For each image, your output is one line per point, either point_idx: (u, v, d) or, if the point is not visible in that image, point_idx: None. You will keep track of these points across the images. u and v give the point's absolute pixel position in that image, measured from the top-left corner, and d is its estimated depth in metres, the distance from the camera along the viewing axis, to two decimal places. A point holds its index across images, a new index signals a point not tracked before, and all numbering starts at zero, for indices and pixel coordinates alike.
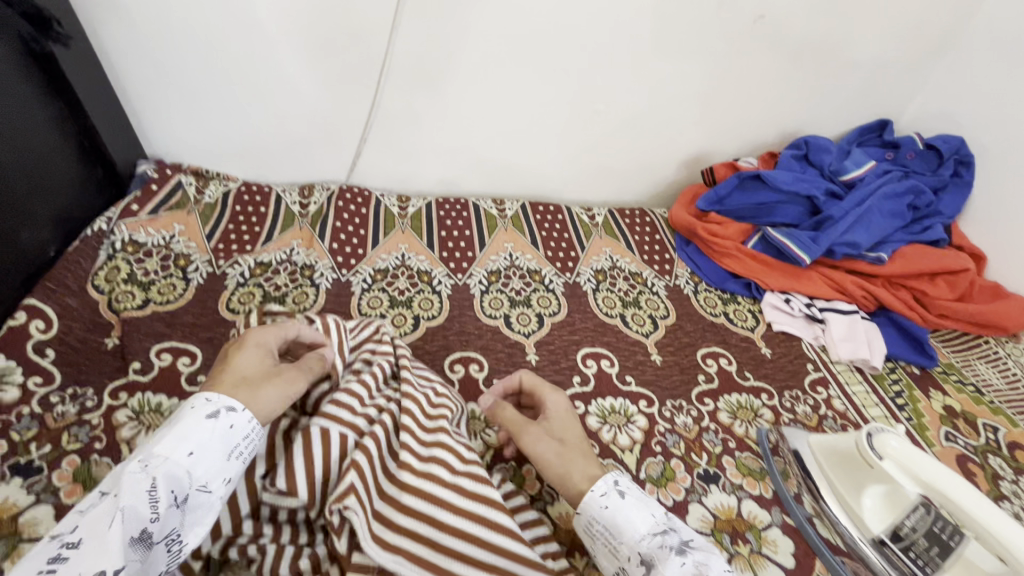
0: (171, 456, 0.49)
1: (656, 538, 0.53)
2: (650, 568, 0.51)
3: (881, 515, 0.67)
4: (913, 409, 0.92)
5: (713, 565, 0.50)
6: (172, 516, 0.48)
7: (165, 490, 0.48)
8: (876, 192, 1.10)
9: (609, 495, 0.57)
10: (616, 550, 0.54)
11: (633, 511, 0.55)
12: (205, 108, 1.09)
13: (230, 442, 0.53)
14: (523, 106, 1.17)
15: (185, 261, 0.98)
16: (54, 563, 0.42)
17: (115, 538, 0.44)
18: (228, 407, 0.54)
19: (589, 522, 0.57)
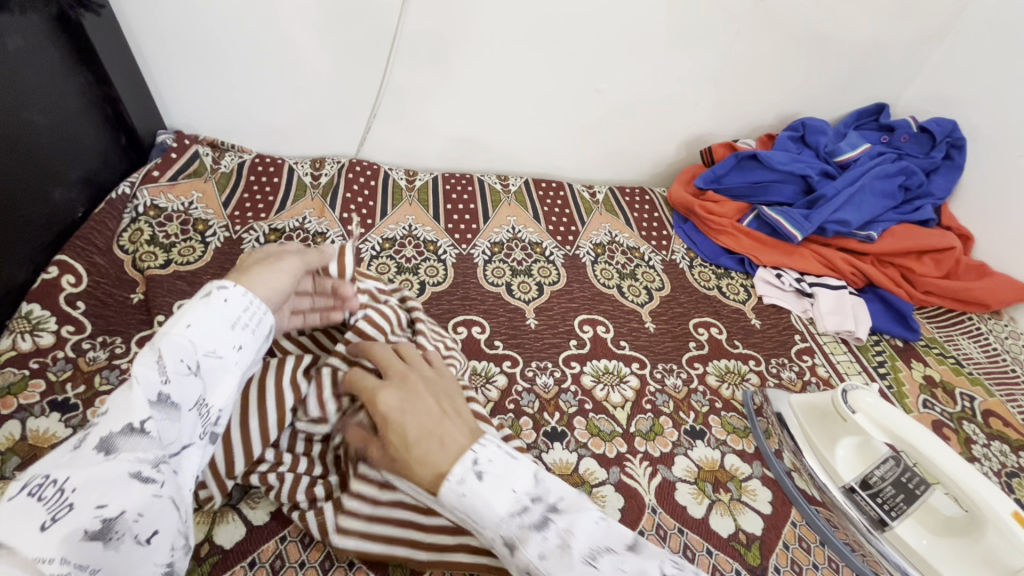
0: (171, 330, 0.48)
1: (518, 515, 0.45)
2: (514, 550, 0.45)
3: (853, 465, 0.74)
4: (894, 377, 0.96)
5: (578, 531, 0.45)
6: (188, 381, 0.47)
7: (173, 358, 0.46)
8: (868, 172, 1.14)
9: (465, 479, 0.46)
10: (481, 534, 0.47)
11: (492, 495, 0.46)
12: (222, 81, 1.13)
13: (229, 314, 0.51)
14: (529, 84, 1.21)
15: (203, 226, 1.03)
16: (88, 426, 0.42)
17: (135, 398, 0.43)
18: (218, 285, 0.52)
19: (448, 507, 0.48)
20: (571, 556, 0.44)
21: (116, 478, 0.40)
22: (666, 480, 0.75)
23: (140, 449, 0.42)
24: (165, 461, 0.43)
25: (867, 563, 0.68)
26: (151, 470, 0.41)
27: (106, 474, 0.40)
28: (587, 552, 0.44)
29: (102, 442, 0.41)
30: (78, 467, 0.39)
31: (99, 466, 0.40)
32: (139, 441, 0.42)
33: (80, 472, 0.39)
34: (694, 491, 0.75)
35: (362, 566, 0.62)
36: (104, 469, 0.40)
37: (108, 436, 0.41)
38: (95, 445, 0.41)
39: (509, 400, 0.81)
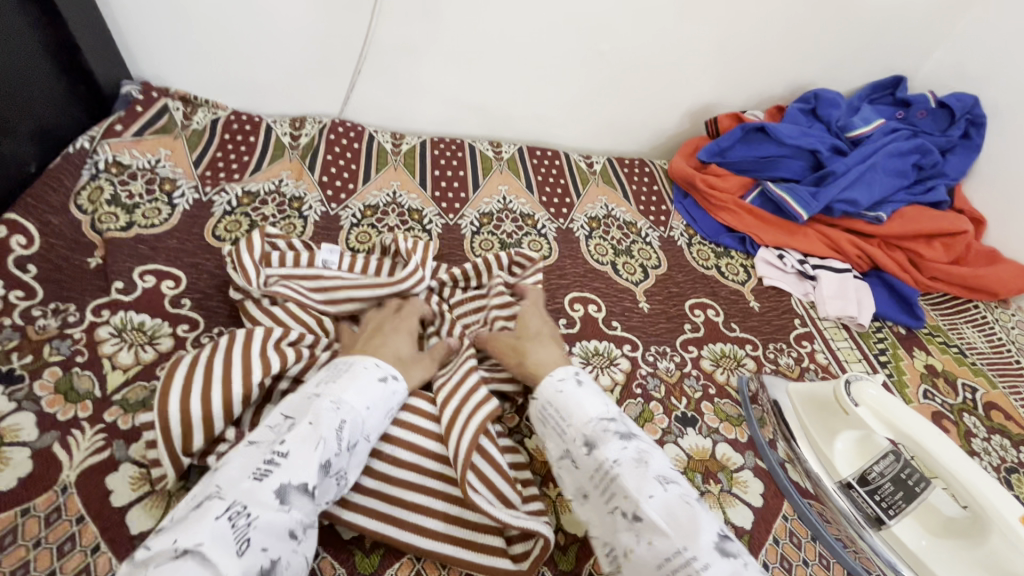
0: (356, 406, 0.58)
1: (603, 423, 0.60)
2: (593, 449, 0.58)
3: (851, 459, 0.70)
4: (895, 366, 0.92)
5: (654, 454, 0.58)
6: (345, 456, 0.56)
7: (347, 431, 0.56)
8: (881, 150, 1.07)
9: (565, 381, 0.65)
10: (563, 431, 0.62)
11: (586, 399, 0.63)
12: (193, 27, 1.04)
13: (387, 404, 0.63)
14: (525, 44, 1.12)
15: (171, 186, 0.96)
16: (271, 463, 0.50)
17: (316, 457, 0.51)
18: (393, 376, 0.64)
19: (544, 404, 0.65)
20: (644, 468, 0.56)
21: (284, 529, 0.47)
22: None
23: (304, 510, 0.50)
24: (310, 522, 0.51)
25: (859, 561, 0.66)
26: (301, 530, 0.49)
27: (281, 523, 0.47)
28: (658, 473, 0.56)
29: (281, 489, 0.48)
30: (265, 507, 0.47)
31: (278, 515, 0.47)
32: (306, 501, 0.50)
33: (266, 514, 0.46)
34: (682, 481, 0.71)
35: (327, 557, 0.58)
36: (280, 517, 0.47)
37: (287, 485, 0.49)
38: (278, 490, 0.48)
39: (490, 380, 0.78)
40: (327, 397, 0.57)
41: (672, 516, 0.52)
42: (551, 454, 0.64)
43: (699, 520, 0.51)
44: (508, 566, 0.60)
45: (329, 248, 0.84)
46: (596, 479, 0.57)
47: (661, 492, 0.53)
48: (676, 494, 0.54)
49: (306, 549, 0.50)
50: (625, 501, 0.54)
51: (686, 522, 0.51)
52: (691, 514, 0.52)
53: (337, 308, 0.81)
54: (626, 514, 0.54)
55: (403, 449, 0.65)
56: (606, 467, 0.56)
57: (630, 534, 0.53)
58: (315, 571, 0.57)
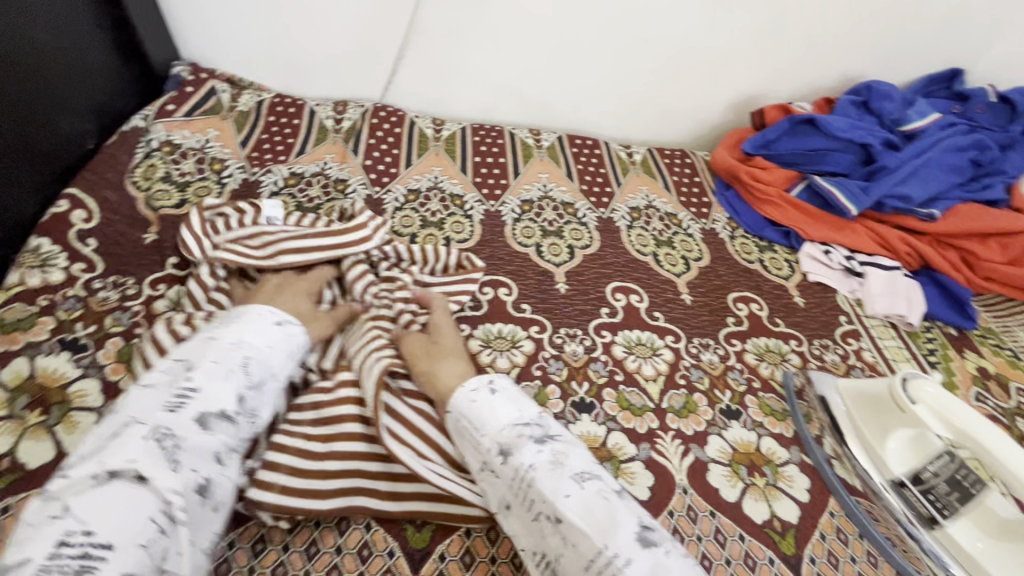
0: (255, 344, 0.61)
1: (517, 428, 0.58)
2: (508, 456, 0.56)
3: (905, 459, 0.69)
4: (945, 367, 0.90)
5: (571, 455, 0.57)
6: (257, 391, 0.59)
7: (253, 366, 0.59)
8: (937, 145, 1.04)
9: (479, 391, 0.62)
10: (478, 442, 0.59)
11: (500, 407, 0.60)
12: (242, 10, 1.06)
13: (289, 348, 0.65)
14: (569, 31, 1.11)
15: (220, 165, 0.98)
16: (183, 398, 0.53)
17: (228, 390, 0.56)
18: (290, 320, 0.67)
19: (457, 418, 0.61)
20: (561, 469, 0.54)
21: (209, 452, 0.52)
22: (699, 460, 0.71)
23: (227, 434, 0.54)
24: (235, 447, 0.56)
25: (909, 561, 0.65)
26: (226, 453, 0.54)
27: (205, 446, 0.52)
28: (575, 471, 0.54)
29: (199, 417, 0.52)
30: (186, 434, 0.51)
31: (200, 439, 0.52)
32: (226, 426, 0.54)
33: (188, 439, 0.51)
34: (727, 473, 0.71)
35: (379, 530, 0.61)
36: (202, 441, 0.52)
37: (204, 414, 0.53)
38: (197, 418, 0.52)
39: (536, 366, 0.78)
40: (226, 339, 0.60)
41: (588, 512, 0.51)
42: (471, 467, 0.61)
43: (616, 518, 0.51)
44: (479, 513, 0.62)
45: (273, 204, 0.87)
46: (515, 487, 0.55)
47: (577, 491, 0.52)
48: (594, 491, 0.53)
49: (232, 470, 0.55)
50: (544, 505, 0.52)
51: (605, 522, 0.50)
52: (608, 514, 0.51)
53: (279, 261, 0.80)
54: (550, 518, 0.52)
55: (355, 424, 0.67)
56: (523, 472, 0.54)
57: (556, 538, 0.51)
58: (367, 543, 0.59)
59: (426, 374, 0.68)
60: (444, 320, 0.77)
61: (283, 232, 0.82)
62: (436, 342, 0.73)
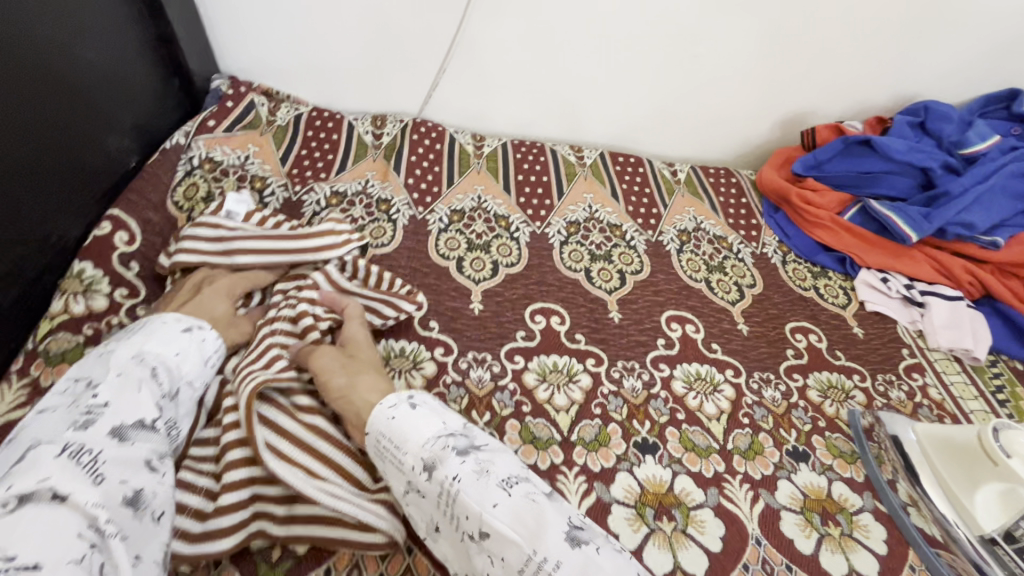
0: (164, 353, 0.61)
1: (440, 441, 0.55)
2: (433, 472, 0.53)
3: (995, 514, 0.64)
4: (1015, 405, 0.86)
5: (498, 463, 0.54)
6: (172, 402, 0.59)
7: (164, 374, 0.59)
8: (1001, 170, 1.00)
9: (397, 407, 0.59)
10: (400, 461, 0.55)
11: (420, 421, 0.57)
12: (283, 23, 1.03)
13: (203, 353, 0.65)
14: (615, 43, 1.07)
15: (261, 183, 0.96)
16: (92, 415, 0.51)
17: (143, 398, 0.55)
18: (200, 326, 0.66)
19: (377, 438, 0.58)
20: (487, 478, 0.52)
21: (137, 460, 0.51)
22: (770, 507, 0.68)
23: (150, 441, 0.53)
24: (162, 454, 0.54)
25: None
26: (156, 461, 0.53)
27: (129, 455, 0.50)
28: (501, 479, 0.52)
29: (115, 430, 0.51)
30: (104, 446, 0.49)
31: (121, 449, 0.50)
32: (147, 435, 0.53)
33: (108, 451, 0.49)
34: (801, 522, 0.67)
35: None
36: (125, 451, 0.50)
37: (121, 426, 0.52)
38: (113, 431, 0.51)
39: (595, 403, 0.74)
40: (127, 351, 0.58)
41: (519, 522, 0.48)
42: (396, 490, 0.57)
43: (546, 519, 0.48)
44: (382, 539, 0.60)
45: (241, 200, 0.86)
46: (441, 505, 0.52)
47: (504, 500, 0.50)
48: (522, 496, 0.51)
49: (166, 476, 0.53)
50: (468, 522, 0.50)
51: (537, 526, 0.48)
52: (537, 515, 0.49)
53: (232, 259, 0.79)
54: (474, 535, 0.50)
55: (243, 450, 0.63)
56: (447, 487, 0.51)
57: (483, 557, 0.49)
58: None
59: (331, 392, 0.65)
60: (355, 325, 0.73)
61: (242, 229, 0.81)
62: (345, 353, 0.69)
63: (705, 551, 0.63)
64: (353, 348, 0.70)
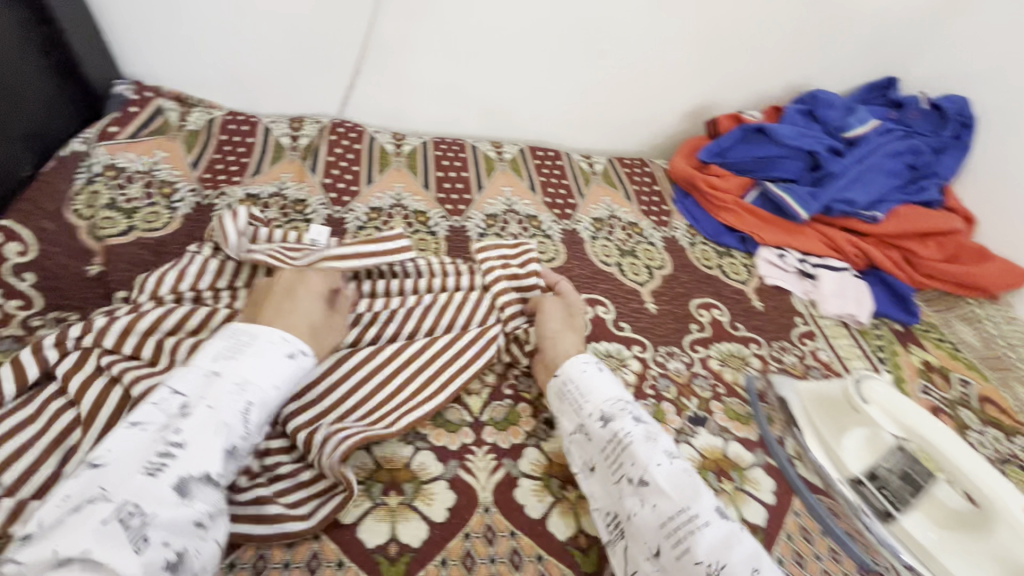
0: (261, 387, 0.57)
1: (618, 403, 0.65)
2: (608, 422, 0.63)
3: (861, 456, 0.73)
4: (893, 362, 0.95)
5: (661, 438, 0.62)
6: (251, 440, 0.55)
7: (251, 412, 0.55)
8: (877, 151, 1.11)
9: (589, 366, 0.70)
10: (581, 407, 0.67)
11: (601, 385, 0.68)
12: (189, 27, 1.02)
13: (295, 384, 0.61)
14: (523, 42, 1.11)
15: (169, 189, 0.94)
16: (165, 456, 0.48)
17: (216, 446, 0.51)
18: (303, 350, 0.62)
19: (565, 382, 0.70)
20: (653, 444, 0.61)
21: (187, 522, 0.47)
22: None
23: (207, 499, 0.49)
24: (219, 508, 0.50)
25: (869, 553, 0.67)
26: (207, 519, 0.48)
27: (179, 517, 0.46)
28: (665, 450, 0.61)
29: (179, 483, 0.47)
30: (161, 504, 0.46)
31: (177, 509, 0.46)
32: (208, 492, 0.49)
33: (163, 511, 0.45)
34: None
35: (352, 567, 0.57)
36: (179, 512, 0.46)
37: (185, 478, 0.48)
38: (176, 484, 0.47)
39: (505, 385, 0.77)
40: (230, 379, 0.55)
41: (677, 485, 0.57)
42: (565, 429, 0.68)
43: (699, 491, 0.56)
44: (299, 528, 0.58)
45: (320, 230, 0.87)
46: (607, 451, 0.62)
47: (668, 463, 0.59)
48: (679, 468, 0.59)
49: (215, 532, 0.50)
50: (633, 467, 0.59)
51: (688, 489, 0.56)
52: (691, 485, 0.57)
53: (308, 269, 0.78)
54: (633, 481, 0.59)
55: None
56: (620, 437, 0.62)
57: (634, 499, 0.58)
58: None
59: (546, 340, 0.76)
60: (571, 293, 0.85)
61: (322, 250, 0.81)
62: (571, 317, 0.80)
63: None
64: (571, 311, 0.81)
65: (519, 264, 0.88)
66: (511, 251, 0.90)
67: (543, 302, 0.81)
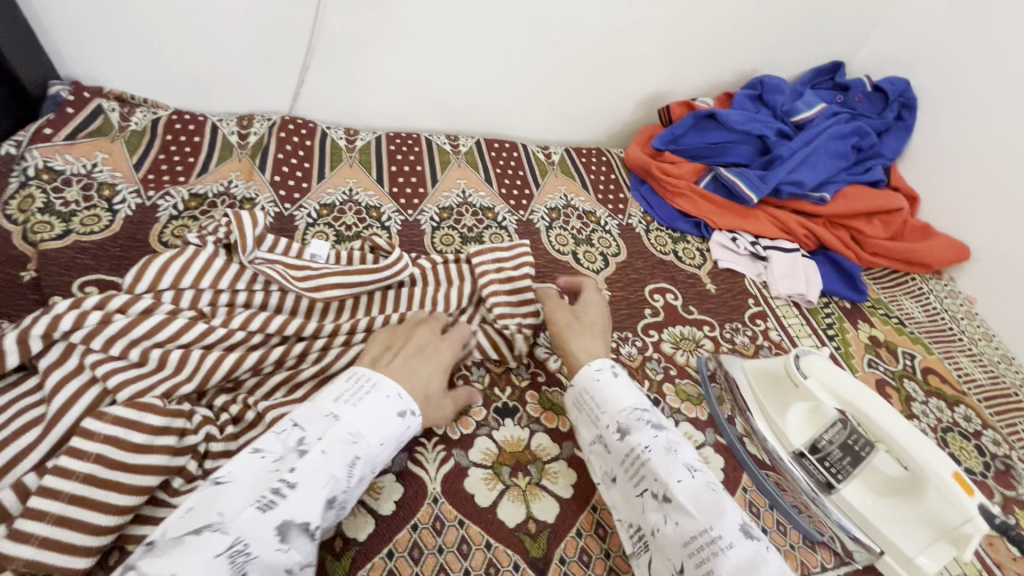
0: (369, 441, 0.56)
1: (636, 413, 0.62)
2: (625, 435, 0.60)
3: (802, 430, 0.74)
4: (842, 338, 0.97)
5: (683, 449, 0.59)
6: (351, 490, 0.55)
7: (356, 465, 0.55)
8: (824, 133, 1.13)
9: (603, 371, 0.67)
10: (598, 417, 0.64)
11: (621, 391, 0.65)
12: (126, 27, 0.99)
13: (402, 440, 0.60)
14: (474, 34, 1.11)
15: (110, 191, 0.92)
16: (276, 494, 0.49)
17: (322, 494, 0.51)
18: (412, 411, 0.61)
19: (582, 391, 0.67)
20: (674, 456, 0.58)
21: (280, 568, 0.47)
22: None
23: (302, 550, 0.49)
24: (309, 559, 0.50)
25: (814, 524, 0.70)
26: (297, 570, 0.49)
27: (275, 561, 0.47)
28: (686, 463, 0.58)
29: (282, 527, 0.48)
30: (263, 546, 0.47)
31: (275, 553, 0.47)
32: (304, 541, 0.49)
33: (263, 552, 0.46)
34: None
35: None
36: (275, 557, 0.47)
37: (289, 522, 0.48)
38: (280, 526, 0.48)
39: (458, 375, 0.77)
40: (345, 426, 0.55)
41: (699, 501, 0.54)
42: (584, 439, 0.66)
43: (723, 508, 0.53)
44: None
45: (319, 243, 0.86)
46: (626, 464, 0.60)
47: (689, 478, 0.56)
48: (701, 482, 0.56)
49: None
50: (655, 483, 0.56)
51: (711, 506, 0.54)
52: (716, 501, 0.54)
53: (321, 292, 0.77)
54: (657, 496, 0.56)
55: (141, 434, 0.57)
56: (638, 452, 0.59)
57: (657, 514, 0.55)
58: None
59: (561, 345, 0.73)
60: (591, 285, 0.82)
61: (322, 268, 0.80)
62: (584, 315, 0.76)
63: (557, 499, 0.67)
64: (581, 310, 0.77)
65: (512, 266, 0.85)
66: (507, 254, 0.86)
67: (551, 308, 0.77)
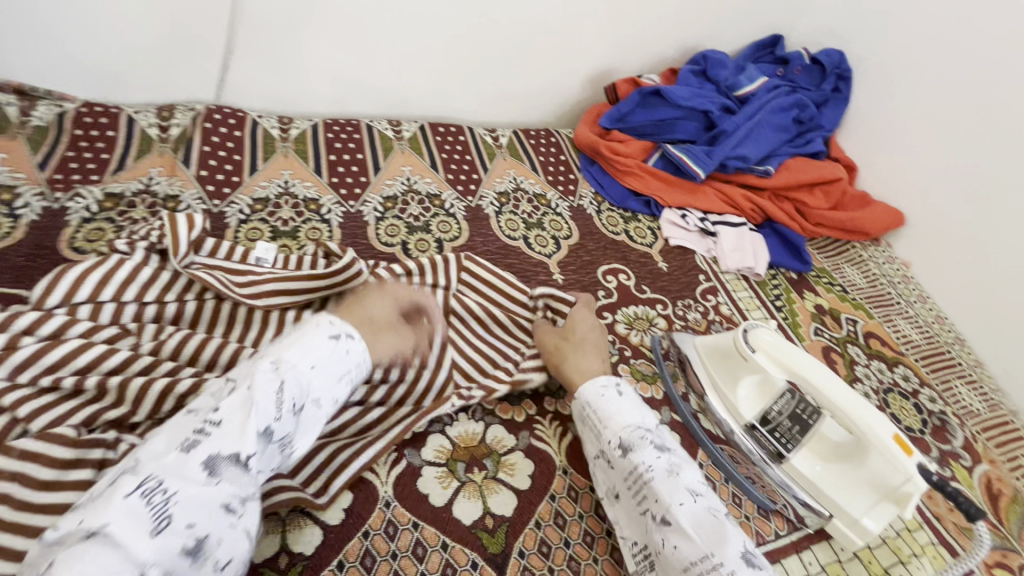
0: (298, 364, 0.54)
1: (640, 430, 0.63)
2: (627, 452, 0.61)
3: (754, 403, 0.75)
4: (789, 309, 1.00)
5: (686, 469, 0.60)
6: (289, 420, 0.51)
7: (289, 393, 0.52)
8: (765, 106, 1.15)
9: (608, 389, 0.67)
10: (601, 433, 0.64)
11: (626, 408, 0.65)
12: (15, 13, 0.89)
13: (341, 365, 0.58)
14: (409, 13, 1.05)
15: (10, 195, 0.83)
16: (200, 433, 0.47)
17: (251, 425, 0.48)
18: (348, 334, 0.60)
19: (584, 405, 0.67)
20: (676, 478, 0.59)
21: (216, 504, 0.45)
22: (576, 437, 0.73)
23: (236, 482, 0.47)
24: (249, 495, 0.48)
25: (767, 494, 0.72)
26: (237, 504, 0.47)
27: (207, 497, 0.45)
28: (688, 485, 0.59)
29: (209, 460, 0.46)
30: (186, 483, 0.44)
31: (203, 488, 0.45)
32: (236, 473, 0.47)
33: (187, 489, 0.44)
34: None
35: None
36: (206, 491, 0.45)
37: (216, 455, 0.46)
38: (206, 463, 0.46)
39: None
40: (269, 358, 0.53)
41: (700, 526, 0.55)
42: (588, 452, 0.67)
43: (723, 533, 0.54)
44: None
45: (265, 246, 0.80)
46: (629, 482, 0.61)
47: (690, 502, 0.56)
48: (704, 507, 0.57)
49: (247, 520, 0.48)
50: (657, 505, 0.57)
51: (712, 531, 0.55)
52: (716, 527, 0.55)
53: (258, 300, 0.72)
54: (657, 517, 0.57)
55: (49, 470, 0.53)
56: (639, 472, 0.60)
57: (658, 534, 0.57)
58: None
59: (560, 364, 0.73)
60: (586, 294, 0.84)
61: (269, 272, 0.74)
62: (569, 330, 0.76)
63: (514, 492, 0.66)
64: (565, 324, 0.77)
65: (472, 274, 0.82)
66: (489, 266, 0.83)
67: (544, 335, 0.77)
